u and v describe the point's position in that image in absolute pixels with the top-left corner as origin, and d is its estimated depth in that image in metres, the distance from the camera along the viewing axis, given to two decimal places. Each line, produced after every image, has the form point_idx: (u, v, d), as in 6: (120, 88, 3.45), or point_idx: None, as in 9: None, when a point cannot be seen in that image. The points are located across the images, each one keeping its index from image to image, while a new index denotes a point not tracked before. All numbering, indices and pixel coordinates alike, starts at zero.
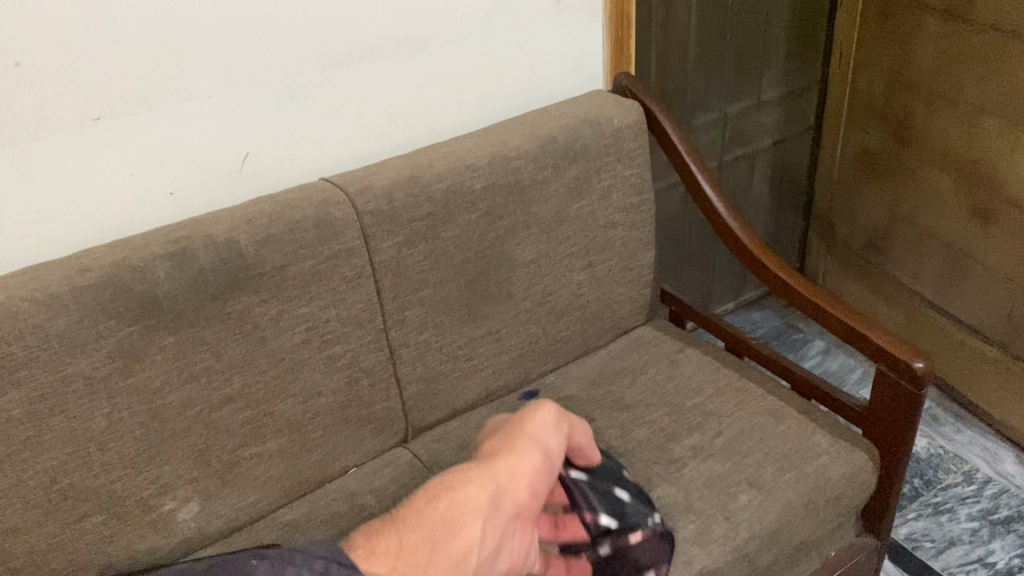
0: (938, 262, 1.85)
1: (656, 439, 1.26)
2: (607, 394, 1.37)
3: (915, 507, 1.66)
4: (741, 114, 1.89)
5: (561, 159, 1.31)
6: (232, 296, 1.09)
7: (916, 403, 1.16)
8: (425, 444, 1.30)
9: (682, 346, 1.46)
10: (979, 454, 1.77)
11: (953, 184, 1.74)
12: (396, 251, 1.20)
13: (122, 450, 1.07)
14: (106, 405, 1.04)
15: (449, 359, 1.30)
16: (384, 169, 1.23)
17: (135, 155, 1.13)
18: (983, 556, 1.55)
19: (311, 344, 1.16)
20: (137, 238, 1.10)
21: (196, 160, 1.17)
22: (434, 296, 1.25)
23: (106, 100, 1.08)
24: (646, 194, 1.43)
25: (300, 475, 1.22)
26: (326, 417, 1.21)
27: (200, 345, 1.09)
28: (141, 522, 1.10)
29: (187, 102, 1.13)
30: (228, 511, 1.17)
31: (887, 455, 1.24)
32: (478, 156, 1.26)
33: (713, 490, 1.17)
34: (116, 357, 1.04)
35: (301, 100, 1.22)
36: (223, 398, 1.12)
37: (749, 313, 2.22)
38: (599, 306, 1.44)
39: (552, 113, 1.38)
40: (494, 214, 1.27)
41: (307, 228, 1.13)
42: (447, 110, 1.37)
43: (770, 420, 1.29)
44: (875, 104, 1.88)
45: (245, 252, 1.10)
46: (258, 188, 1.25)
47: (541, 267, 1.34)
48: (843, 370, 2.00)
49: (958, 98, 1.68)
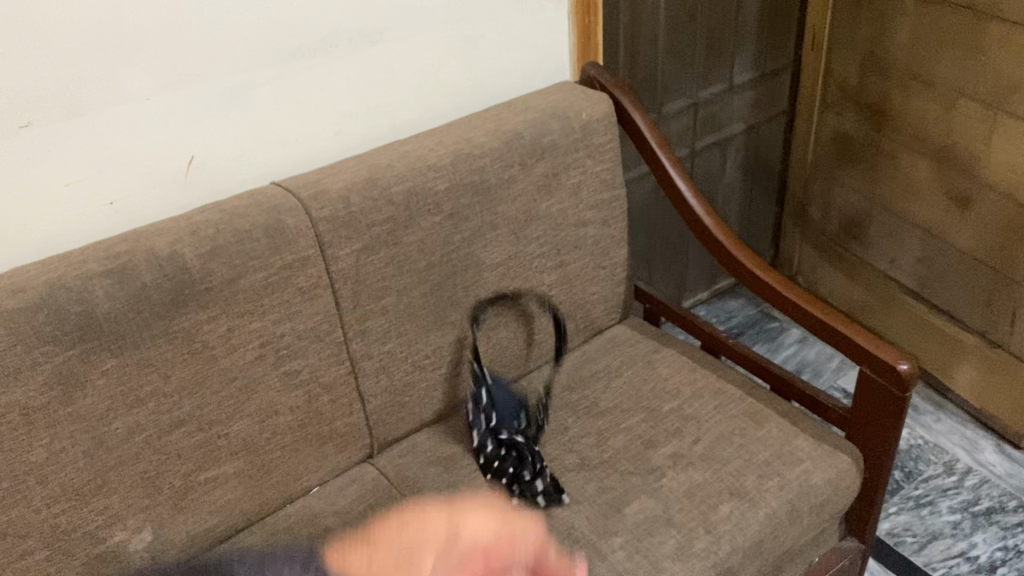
0: (916, 248, 1.81)
1: (633, 447, 1.21)
2: (582, 400, 1.31)
3: (896, 501, 1.63)
4: (713, 100, 1.83)
5: (528, 156, 1.25)
6: (178, 314, 1.02)
7: (901, 405, 1.12)
8: (392, 459, 1.24)
9: (658, 346, 1.41)
10: (958, 444, 1.74)
11: (930, 169, 1.70)
12: (355, 259, 1.13)
13: (65, 482, 1.00)
14: (46, 436, 0.97)
15: (415, 369, 1.23)
16: (340, 171, 1.16)
17: (70, 163, 1.05)
18: (966, 550, 1.52)
19: (266, 360, 1.10)
20: (75, 253, 1.03)
21: (138, 166, 1.10)
22: (397, 304, 1.19)
23: (35, 105, 1.00)
24: (617, 189, 1.37)
25: (259, 498, 1.15)
26: (285, 436, 1.14)
27: (146, 367, 1.02)
28: (89, 556, 1.03)
29: (125, 104, 1.05)
30: (183, 539, 1.10)
31: (871, 458, 1.20)
32: (441, 155, 1.19)
33: (693, 501, 1.12)
34: (53, 384, 0.96)
35: (249, 99, 1.15)
36: (174, 422, 1.05)
37: (724, 302, 2.18)
38: (572, 307, 1.38)
39: (517, 107, 1.31)
40: (459, 215, 1.20)
41: (257, 237, 1.06)
42: (407, 105, 1.30)
43: (750, 424, 1.24)
44: (850, 87, 1.83)
45: (190, 265, 1.03)
46: (205, 194, 1.17)
47: (510, 270, 1.28)
48: (820, 360, 1.97)
49: (934, 81, 1.63)
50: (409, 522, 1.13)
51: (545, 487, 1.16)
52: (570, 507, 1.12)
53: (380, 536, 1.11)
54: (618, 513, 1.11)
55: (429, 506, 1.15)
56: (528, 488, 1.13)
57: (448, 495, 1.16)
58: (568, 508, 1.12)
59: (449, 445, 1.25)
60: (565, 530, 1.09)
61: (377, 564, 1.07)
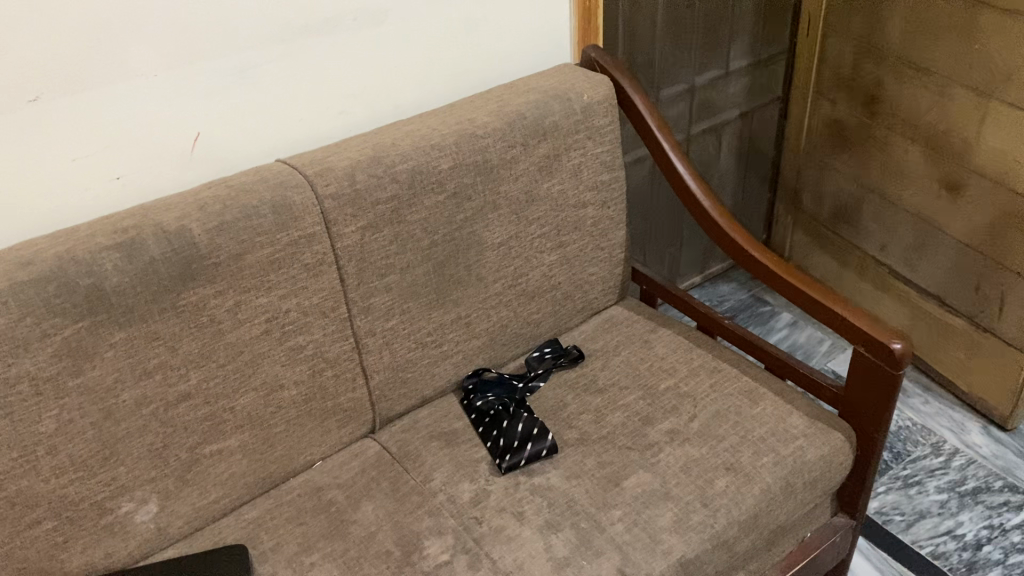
0: (906, 233, 1.84)
1: (631, 424, 1.23)
2: (580, 378, 1.34)
3: (885, 480, 1.66)
4: (709, 85, 1.85)
5: (530, 136, 1.26)
6: (186, 287, 1.03)
7: (894, 383, 1.14)
8: (394, 435, 1.26)
9: (654, 326, 1.43)
10: (946, 425, 1.78)
11: (921, 155, 1.72)
12: (360, 236, 1.15)
13: (73, 453, 1.01)
14: (55, 407, 0.98)
15: (417, 346, 1.25)
16: (345, 149, 1.18)
17: (77, 138, 1.06)
18: (952, 528, 1.56)
19: (271, 336, 1.11)
20: (83, 228, 1.04)
21: (143, 143, 1.11)
22: (401, 282, 1.20)
23: (43, 80, 1.00)
24: (617, 171, 1.39)
25: (263, 471, 1.17)
26: (289, 410, 1.16)
27: (154, 340, 1.03)
28: (97, 526, 1.05)
29: (132, 81, 1.06)
30: (188, 511, 1.12)
31: (864, 436, 1.23)
32: (444, 135, 1.21)
33: (690, 475, 1.14)
34: (63, 355, 0.98)
35: (255, 76, 1.16)
36: (180, 395, 1.07)
37: (717, 286, 2.20)
38: (571, 287, 1.40)
39: (519, 88, 1.33)
40: (462, 194, 1.22)
41: (264, 213, 1.08)
42: (409, 86, 1.31)
43: (745, 401, 1.27)
44: (844, 74, 1.86)
45: (198, 240, 1.04)
46: (210, 171, 1.18)
47: (511, 250, 1.29)
48: (810, 343, 2.00)
49: (927, 68, 1.65)
50: (411, 495, 1.15)
51: (545, 462, 1.18)
52: (570, 481, 1.15)
53: (383, 508, 1.13)
54: (617, 487, 1.13)
55: (431, 480, 1.17)
56: (514, 457, 1.17)
57: (449, 469, 1.18)
58: (568, 482, 1.14)
59: (450, 421, 1.27)
60: (565, 503, 1.11)
61: (380, 536, 1.09)
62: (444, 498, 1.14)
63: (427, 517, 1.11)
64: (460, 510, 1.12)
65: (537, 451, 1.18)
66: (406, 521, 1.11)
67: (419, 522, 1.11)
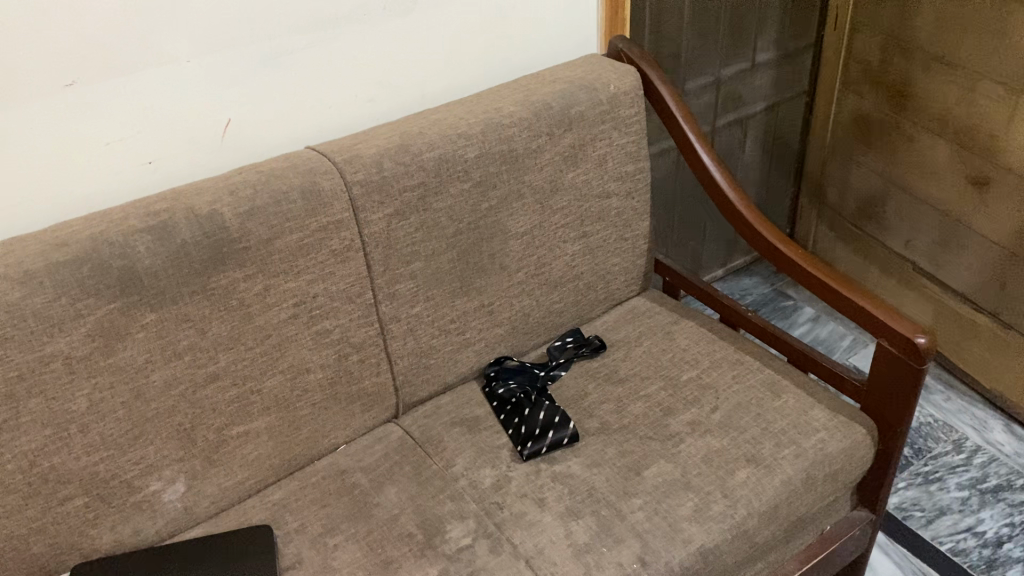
0: (932, 229, 1.83)
1: (652, 414, 1.24)
2: (602, 367, 1.34)
3: (905, 476, 1.66)
4: (735, 78, 1.84)
5: (557, 126, 1.27)
6: (215, 271, 1.05)
7: (917, 377, 1.14)
8: (417, 420, 1.27)
9: (677, 318, 1.44)
10: (968, 423, 1.77)
11: (948, 150, 1.71)
12: (386, 223, 1.16)
13: (105, 431, 1.03)
14: (87, 386, 1.00)
15: (441, 333, 1.26)
16: (373, 137, 1.19)
17: (112, 122, 1.07)
18: (972, 525, 1.55)
19: (299, 320, 1.12)
20: (115, 211, 1.05)
21: (176, 128, 1.12)
22: (425, 269, 1.21)
23: (80, 65, 1.02)
24: (642, 162, 1.39)
25: (288, 453, 1.18)
26: (315, 394, 1.17)
27: (184, 322, 1.05)
28: (126, 503, 1.07)
29: (165, 67, 1.08)
30: (215, 490, 1.14)
31: (885, 430, 1.23)
32: (471, 124, 1.22)
33: (711, 466, 1.15)
34: (95, 335, 1.00)
35: (285, 63, 1.17)
36: (209, 376, 1.08)
37: (739, 280, 2.20)
38: (594, 277, 1.40)
39: (545, 78, 1.33)
40: (487, 182, 1.23)
41: (293, 199, 1.09)
42: (437, 75, 1.32)
43: (767, 394, 1.27)
44: (871, 68, 1.85)
45: (228, 225, 1.05)
46: (239, 157, 1.19)
47: (535, 239, 1.30)
48: (832, 338, 1.99)
49: (956, 63, 1.64)
50: (434, 479, 1.16)
51: (566, 450, 1.19)
52: (591, 469, 1.15)
53: (406, 492, 1.15)
54: (638, 476, 1.14)
55: (453, 465, 1.18)
56: (535, 444, 1.18)
57: (471, 455, 1.19)
58: (589, 470, 1.15)
59: (472, 407, 1.28)
60: (586, 490, 1.12)
61: (403, 519, 1.11)
62: (466, 484, 1.15)
63: (449, 501, 1.13)
64: (482, 495, 1.13)
65: (558, 440, 1.19)
66: (428, 505, 1.12)
67: (441, 506, 1.12)
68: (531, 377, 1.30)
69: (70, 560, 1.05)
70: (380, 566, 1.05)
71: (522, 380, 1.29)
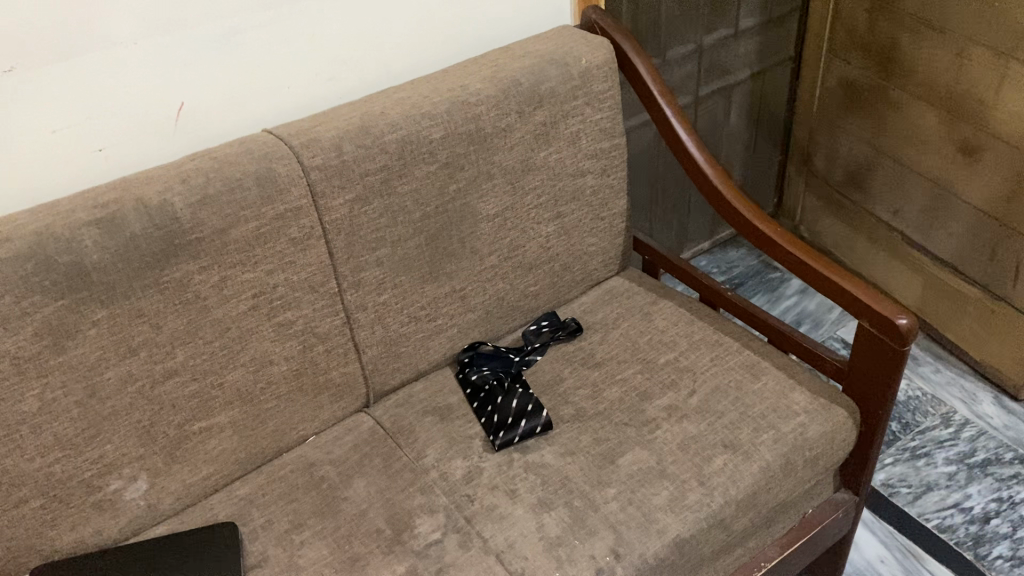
0: (920, 198, 1.79)
1: (629, 399, 1.21)
2: (578, 351, 1.31)
3: (892, 452, 1.64)
4: (717, 46, 1.79)
5: (526, 104, 1.22)
6: (168, 264, 1.01)
7: (899, 358, 1.11)
8: (388, 409, 1.24)
9: (655, 298, 1.40)
10: (957, 396, 1.74)
11: (937, 118, 1.67)
12: (348, 209, 1.12)
13: (58, 431, 1.00)
14: (38, 385, 0.97)
15: (411, 320, 1.23)
16: (333, 118, 1.14)
17: (58, 108, 1.03)
18: (960, 501, 1.53)
19: (259, 311, 1.09)
20: (63, 202, 1.01)
21: (127, 112, 1.08)
22: (392, 255, 1.17)
23: (19, 48, 0.97)
24: (617, 138, 1.34)
25: (255, 447, 1.16)
26: (280, 386, 1.14)
27: (137, 317, 1.01)
28: (86, 503, 1.04)
29: (112, 50, 1.03)
30: (179, 487, 1.11)
31: (868, 412, 1.19)
32: (436, 103, 1.17)
33: (687, 453, 1.12)
34: (44, 334, 0.96)
35: (239, 42, 1.12)
36: (167, 372, 1.05)
37: (726, 252, 2.16)
38: (570, 258, 1.37)
39: (515, 52, 1.28)
40: (454, 163, 1.18)
41: (248, 186, 1.05)
42: (401, 50, 1.27)
43: (747, 376, 1.24)
44: (858, 33, 1.79)
45: (180, 215, 1.01)
46: (196, 141, 1.15)
47: (506, 221, 1.26)
48: (820, 311, 1.96)
49: (944, 27, 1.58)
50: (404, 471, 1.13)
51: (540, 439, 1.16)
52: (565, 458, 1.12)
53: (376, 485, 1.12)
54: (612, 465, 1.11)
55: (424, 457, 1.15)
56: (508, 433, 1.15)
57: (443, 445, 1.16)
58: (562, 459, 1.12)
59: (445, 396, 1.25)
60: (559, 481, 1.09)
61: (371, 514, 1.08)
62: (436, 475, 1.12)
63: (419, 494, 1.10)
64: (453, 488, 1.10)
65: (531, 428, 1.16)
66: (397, 498, 1.10)
67: (410, 500, 1.09)
68: (505, 362, 1.27)
69: (30, 563, 1.03)
70: (347, 563, 1.02)
71: (495, 364, 1.26)
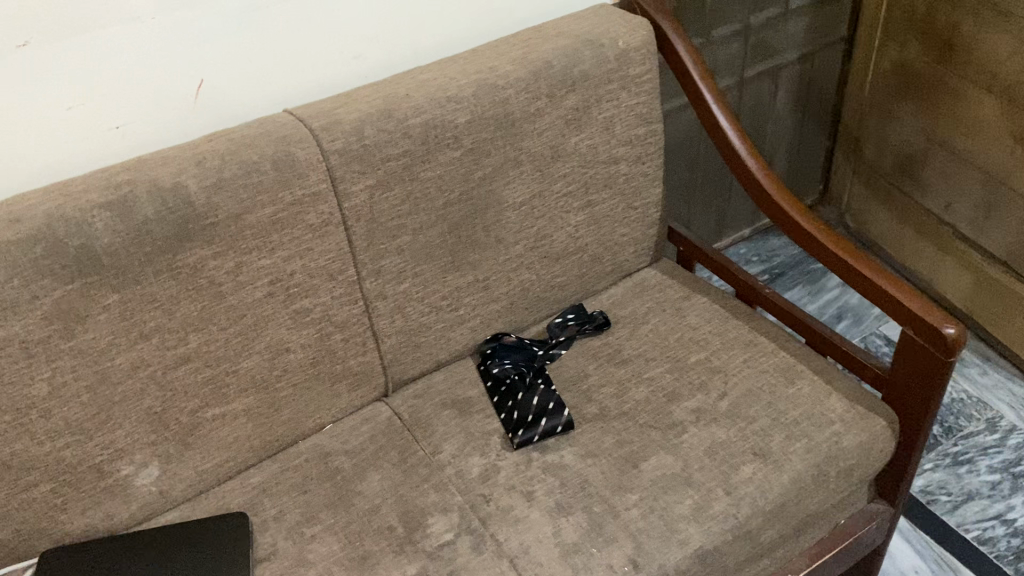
0: (974, 191, 1.70)
1: (655, 400, 1.16)
2: (605, 347, 1.26)
3: (933, 457, 1.57)
4: (766, 25, 1.71)
5: (558, 87, 1.17)
6: (181, 248, 0.98)
7: (944, 370, 1.04)
8: (406, 400, 1.21)
9: (688, 292, 1.34)
10: (1005, 400, 1.66)
11: (996, 108, 1.57)
12: (369, 195, 1.08)
13: (68, 416, 0.98)
14: (48, 369, 0.95)
15: (432, 311, 1.19)
16: (355, 100, 1.10)
17: (72, 85, 1.00)
18: (1002, 512, 1.46)
19: (275, 299, 1.06)
20: (76, 183, 0.98)
21: (145, 89, 1.04)
22: (413, 243, 1.13)
23: (33, 24, 0.94)
24: (653, 125, 1.28)
25: (269, 435, 1.13)
26: (295, 375, 1.11)
27: (150, 302, 0.98)
28: (97, 489, 1.02)
29: (129, 25, 0.99)
30: (191, 474, 1.09)
31: (908, 422, 1.13)
32: (463, 85, 1.12)
33: (714, 460, 1.07)
34: (53, 318, 0.94)
35: (261, 20, 1.08)
36: (180, 358, 1.03)
37: (768, 240, 2.09)
38: (599, 248, 1.31)
39: (549, 32, 1.22)
40: (480, 150, 1.13)
41: (264, 170, 1.01)
42: (430, 29, 1.22)
43: (781, 379, 1.18)
44: (917, 15, 1.70)
45: (194, 199, 0.98)
46: (215, 120, 1.12)
47: (534, 209, 1.21)
48: (861, 306, 1.88)
49: (1010, 11, 1.49)
50: (419, 467, 1.10)
51: (561, 438, 1.12)
52: (585, 460, 1.08)
53: (389, 480, 1.09)
54: (634, 469, 1.06)
55: (440, 452, 1.12)
56: (527, 432, 1.11)
57: (460, 441, 1.13)
58: (583, 461, 1.08)
59: (465, 388, 1.21)
60: (578, 484, 1.05)
61: (384, 510, 1.05)
62: (452, 472, 1.09)
63: (433, 492, 1.07)
64: (468, 486, 1.07)
65: (551, 428, 1.12)
66: (411, 495, 1.07)
67: (424, 497, 1.06)
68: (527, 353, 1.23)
69: (39, 547, 1.01)
70: (357, 561, 0.99)
71: (518, 354, 1.22)
